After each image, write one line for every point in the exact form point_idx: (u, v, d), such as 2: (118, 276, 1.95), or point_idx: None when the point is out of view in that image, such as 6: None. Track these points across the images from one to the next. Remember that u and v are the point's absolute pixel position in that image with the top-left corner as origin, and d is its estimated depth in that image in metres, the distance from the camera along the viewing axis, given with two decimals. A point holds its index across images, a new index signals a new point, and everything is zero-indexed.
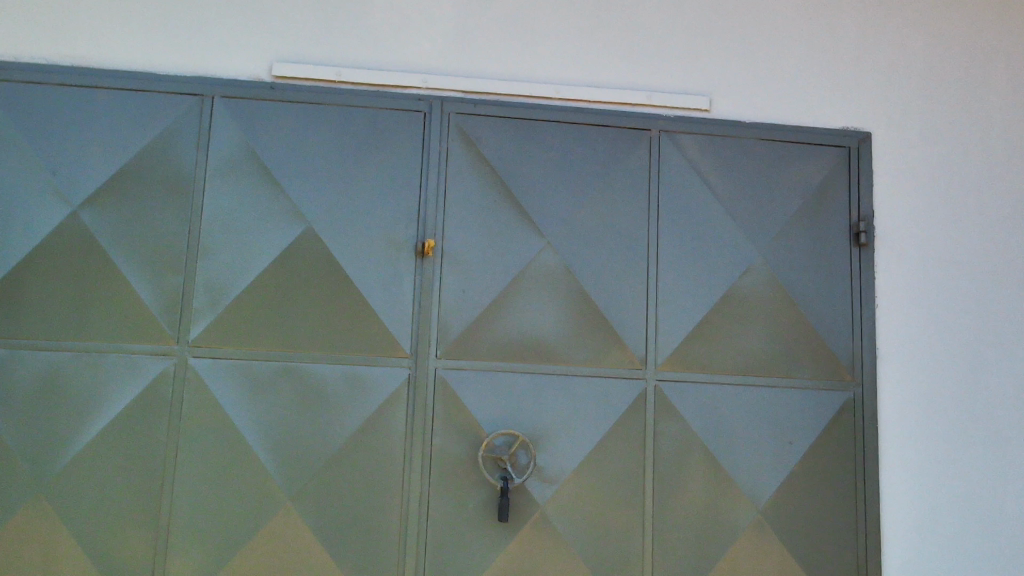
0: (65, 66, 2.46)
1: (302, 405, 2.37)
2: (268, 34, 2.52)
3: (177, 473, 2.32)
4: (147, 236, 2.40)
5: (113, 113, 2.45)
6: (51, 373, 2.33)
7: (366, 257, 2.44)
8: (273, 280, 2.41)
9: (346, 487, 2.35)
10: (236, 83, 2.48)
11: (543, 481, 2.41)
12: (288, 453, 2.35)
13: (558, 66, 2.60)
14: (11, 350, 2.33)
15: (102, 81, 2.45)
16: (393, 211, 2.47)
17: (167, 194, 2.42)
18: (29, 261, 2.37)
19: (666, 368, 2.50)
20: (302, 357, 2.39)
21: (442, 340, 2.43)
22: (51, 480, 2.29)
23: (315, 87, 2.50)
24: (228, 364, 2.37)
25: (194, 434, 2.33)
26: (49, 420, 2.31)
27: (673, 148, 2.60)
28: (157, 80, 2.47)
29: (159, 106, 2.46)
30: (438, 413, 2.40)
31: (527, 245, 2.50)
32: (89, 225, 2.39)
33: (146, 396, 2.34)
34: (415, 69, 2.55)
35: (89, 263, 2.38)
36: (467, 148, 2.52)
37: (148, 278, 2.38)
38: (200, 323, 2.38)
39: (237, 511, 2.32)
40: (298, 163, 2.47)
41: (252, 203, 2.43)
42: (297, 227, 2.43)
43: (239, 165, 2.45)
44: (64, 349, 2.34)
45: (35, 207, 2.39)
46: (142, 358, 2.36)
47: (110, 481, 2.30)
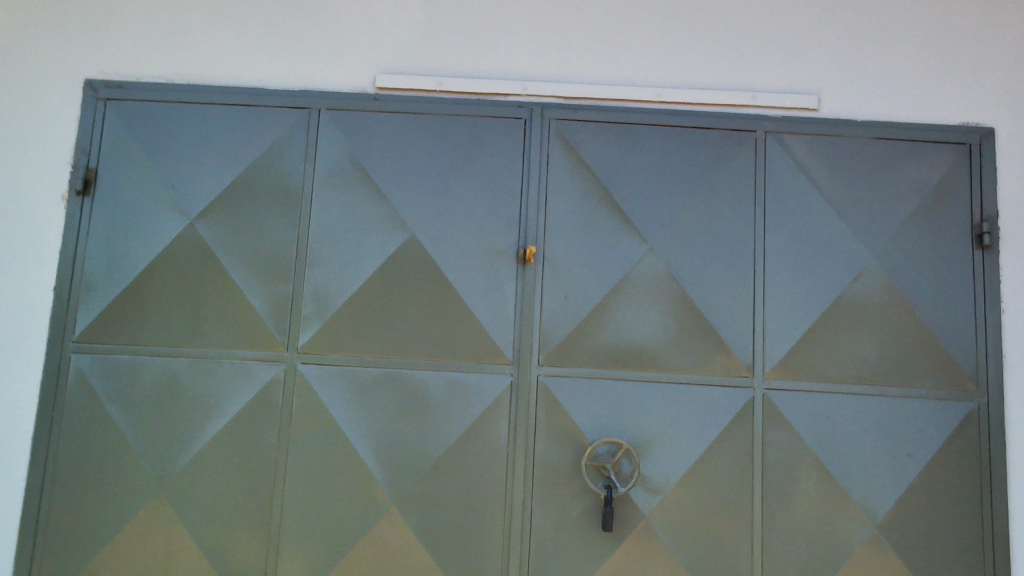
0: (181, 85, 2.56)
1: (406, 411, 2.40)
2: (371, 47, 2.57)
3: (287, 476, 2.37)
4: (258, 246, 2.47)
5: (227, 128, 2.54)
6: (170, 379, 2.42)
7: (468, 264, 2.45)
8: (378, 288, 2.45)
9: (450, 493, 2.36)
10: (341, 96, 2.54)
11: (647, 490, 2.37)
12: (393, 459, 2.38)
13: (659, 68, 2.56)
14: (133, 357, 2.43)
15: (216, 98, 2.55)
16: (494, 218, 2.47)
17: (277, 205, 2.49)
18: (150, 272, 2.47)
19: (774, 376, 2.42)
20: (406, 364, 2.42)
21: (544, 346, 2.42)
22: (170, 482, 2.38)
23: (418, 97, 2.54)
24: (335, 371, 2.42)
25: (303, 438, 2.39)
26: (169, 424, 2.40)
27: (779, 149, 2.52)
28: (267, 96, 2.54)
29: (269, 121, 2.54)
30: (540, 420, 2.39)
31: (629, 251, 2.46)
32: (205, 236, 2.48)
33: (259, 401, 2.41)
34: (516, 77, 2.55)
35: (205, 273, 2.47)
36: (567, 154, 2.51)
37: (260, 286, 2.46)
38: (309, 330, 2.43)
39: (345, 514, 2.36)
40: (400, 173, 2.50)
41: (357, 212, 2.48)
42: (400, 235, 2.47)
43: (345, 175, 2.50)
44: (182, 356, 2.43)
45: (155, 220, 2.49)
46: (254, 364, 2.42)
47: (225, 483, 2.37)
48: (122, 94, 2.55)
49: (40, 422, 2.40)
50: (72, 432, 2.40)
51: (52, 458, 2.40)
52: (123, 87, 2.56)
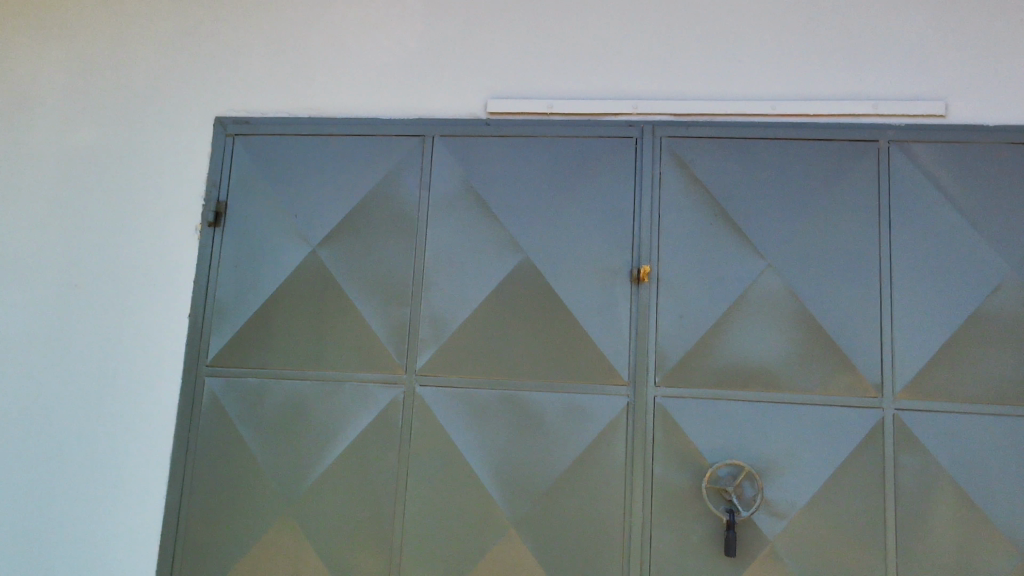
0: (303, 118, 2.67)
1: (522, 433, 2.41)
2: (482, 73, 2.61)
3: (408, 496, 2.41)
4: (377, 271, 2.54)
5: (345, 158, 2.63)
6: (297, 401, 2.51)
7: (581, 285, 2.45)
8: (492, 310, 2.48)
9: (567, 516, 2.35)
10: (454, 122, 2.59)
11: (771, 514, 2.30)
12: (511, 479, 2.38)
13: (773, 81, 2.51)
14: (261, 379, 2.53)
15: (335, 129, 2.65)
16: (606, 238, 2.46)
17: (393, 231, 2.56)
18: (275, 297, 2.57)
19: (905, 396, 2.30)
20: (521, 385, 2.43)
21: (661, 366, 2.38)
22: (297, 500, 2.46)
23: (528, 120, 2.57)
24: (451, 392, 2.45)
25: (422, 459, 2.43)
26: (296, 444, 2.48)
27: (904, 159, 2.42)
28: (383, 125, 2.62)
29: (385, 149, 2.61)
30: (658, 442, 2.35)
31: (746, 268, 2.41)
32: (326, 262, 2.57)
33: (379, 422, 2.46)
34: (626, 96, 2.54)
35: (327, 298, 2.55)
36: (680, 171, 2.48)
37: (378, 310, 2.52)
38: (426, 353, 2.48)
39: (464, 534, 2.38)
40: (512, 196, 2.53)
41: (471, 235, 2.52)
42: (513, 257, 2.49)
43: (458, 199, 2.55)
44: (307, 379, 2.52)
45: (280, 248, 2.60)
46: (374, 386, 2.48)
47: (348, 502, 2.44)
48: (248, 129, 2.68)
49: (177, 441, 2.52)
50: (207, 452, 2.51)
51: (188, 477, 2.51)
52: (249, 122, 2.68)
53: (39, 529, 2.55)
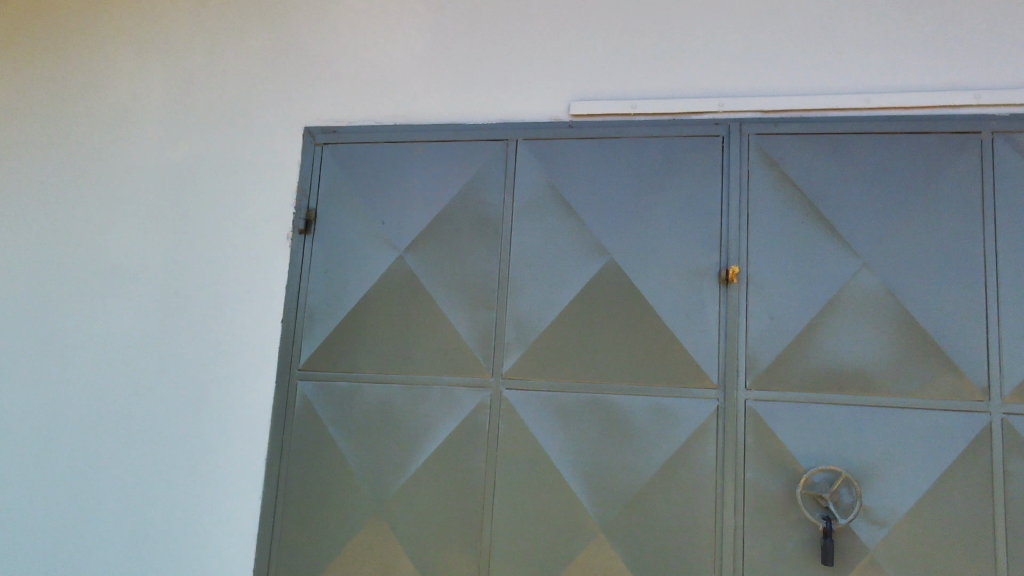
0: (388, 126, 2.71)
1: (610, 436, 2.38)
2: (564, 76, 2.61)
3: (495, 499, 2.42)
4: (463, 276, 2.56)
5: (430, 164, 2.66)
6: (386, 404, 2.55)
7: (668, 287, 2.41)
8: (578, 313, 2.46)
9: (658, 521, 2.31)
10: (537, 126, 2.60)
11: (871, 523, 2.21)
12: (599, 484, 2.37)
13: (865, 74, 2.42)
14: (352, 383, 2.58)
15: (420, 137, 2.68)
16: (693, 238, 2.42)
17: (478, 235, 2.57)
18: (364, 302, 2.62)
19: (1015, 400, 2.19)
20: (608, 389, 2.41)
21: (751, 369, 2.33)
22: (387, 502, 2.49)
23: (612, 121, 2.55)
24: (538, 396, 2.45)
25: (510, 462, 2.43)
26: (385, 447, 2.52)
27: (1008, 151, 2.30)
28: (466, 130, 2.65)
29: (469, 154, 2.63)
30: (750, 446, 2.30)
31: (839, 268, 2.33)
32: (413, 267, 2.60)
33: (467, 425, 2.48)
34: (712, 94, 2.50)
35: (413, 303, 2.58)
36: (768, 169, 2.42)
37: (464, 314, 2.54)
38: (512, 356, 2.48)
39: (552, 539, 2.37)
40: (596, 198, 2.52)
41: (555, 238, 2.51)
42: (598, 260, 2.47)
43: (542, 202, 2.55)
44: (395, 382, 2.55)
45: (369, 253, 2.64)
46: (461, 390, 2.50)
47: (436, 505, 2.46)
48: (337, 138, 2.74)
49: (272, 443, 2.59)
50: (301, 454, 2.57)
51: (283, 478, 2.57)
52: (337, 131, 2.75)
53: (141, 528, 2.64)
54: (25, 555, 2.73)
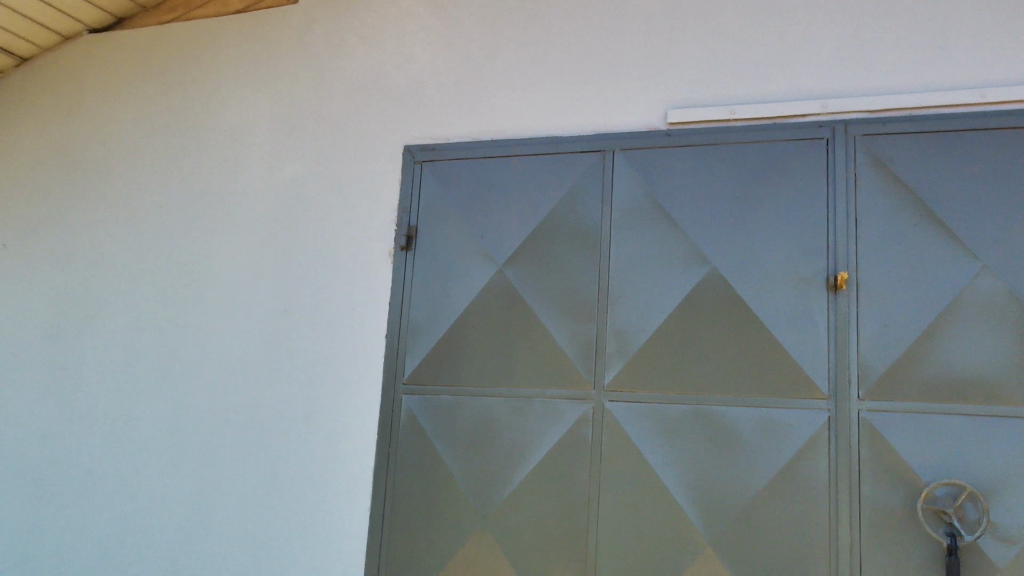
0: (485, 141, 2.74)
1: (717, 449, 2.34)
2: (660, 85, 2.59)
3: (601, 513, 2.40)
4: (562, 288, 2.56)
5: (527, 177, 2.67)
6: (489, 417, 2.56)
7: (773, 295, 2.35)
8: (680, 324, 2.43)
9: (768, 536, 2.25)
10: (634, 136, 2.58)
11: (1000, 540, 2.09)
12: (706, 498, 2.32)
13: (980, 67, 2.31)
14: (455, 397, 2.61)
15: (517, 151, 2.70)
16: (799, 245, 2.36)
17: (577, 247, 2.57)
18: (465, 316, 2.65)
19: None
20: (713, 400, 2.36)
21: (864, 379, 2.25)
22: (493, 515, 2.50)
23: (710, 128, 2.51)
24: (641, 408, 2.43)
25: (614, 475, 2.41)
26: (489, 460, 2.54)
27: None
28: (563, 143, 2.65)
29: (565, 166, 2.63)
30: (865, 459, 2.21)
31: (957, 271, 2.22)
32: (513, 281, 2.62)
33: (570, 438, 2.47)
34: (814, 96, 2.43)
35: (514, 316, 2.60)
36: (877, 170, 2.33)
37: (565, 327, 2.54)
38: (614, 368, 2.47)
39: (659, 553, 2.33)
40: (696, 206, 2.48)
41: (655, 248, 2.49)
42: (700, 269, 2.43)
43: (641, 212, 2.52)
44: (498, 396, 2.57)
45: (469, 268, 2.68)
46: (563, 403, 2.50)
47: (541, 518, 2.45)
48: (435, 155, 2.78)
49: (379, 456, 2.64)
50: (407, 466, 2.61)
51: (390, 491, 2.62)
52: (435, 148, 2.79)
53: (256, 539, 2.73)
54: (148, 564, 2.85)
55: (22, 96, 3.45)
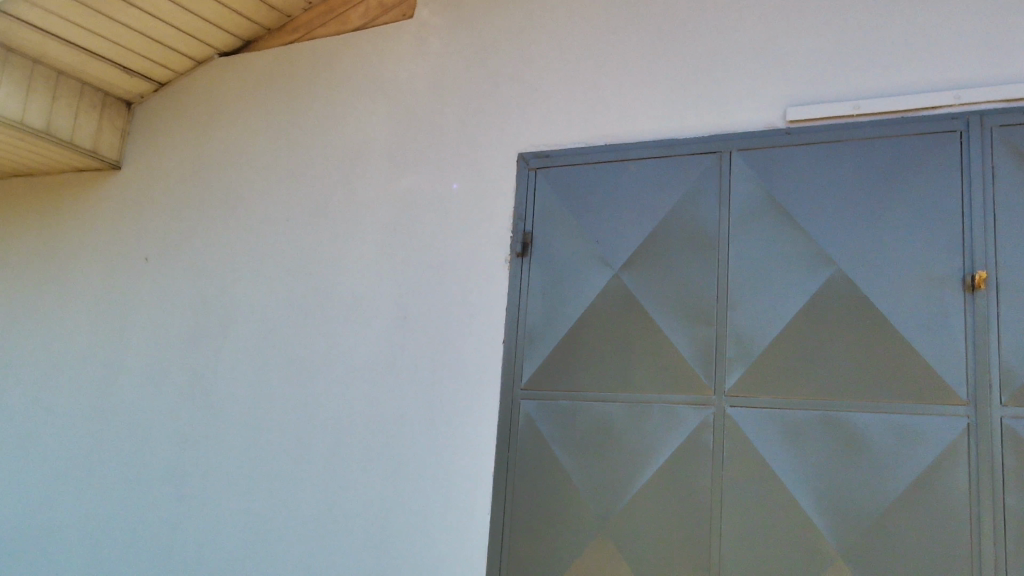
0: (599, 146, 2.74)
1: (846, 456, 2.26)
2: (779, 82, 2.53)
3: (723, 521, 2.35)
4: (680, 292, 2.53)
5: (641, 181, 2.66)
6: (607, 422, 2.56)
7: (904, 296, 2.26)
8: (804, 327, 2.36)
9: (903, 549, 2.15)
10: (751, 135, 2.53)
11: None
12: (835, 507, 2.24)
13: None
14: (573, 402, 2.62)
15: (631, 154, 2.68)
16: (931, 243, 2.25)
17: (694, 250, 2.53)
18: (581, 322, 2.65)
19: None
20: (841, 406, 2.28)
21: (1007, 384, 2.13)
22: (612, 520, 2.49)
23: (833, 124, 2.43)
24: (765, 414, 2.37)
25: (737, 482, 2.36)
26: (609, 465, 2.53)
27: None
28: (678, 145, 2.62)
29: (681, 169, 2.60)
30: (1009, 469, 2.10)
31: None
32: (629, 285, 2.61)
33: (690, 444, 2.44)
34: (946, 87, 2.32)
35: (631, 321, 2.58)
36: (1017, 163, 2.21)
37: (684, 331, 2.50)
38: (735, 373, 2.42)
39: (785, 563, 2.27)
40: (819, 206, 2.40)
41: (776, 250, 2.43)
42: (824, 271, 2.36)
43: (761, 213, 2.47)
44: (615, 401, 2.56)
45: (585, 273, 2.68)
46: (684, 408, 2.47)
47: (662, 525, 2.43)
48: (549, 162, 2.80)
49: (498, 462, 2.68)
50: (526, 472, 2.63)
51: (509, 494, 2.64)
52: (549, 155, 2.81)
53: (380, 539, 2.81)
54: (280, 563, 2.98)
55: (159, 118, 3.67)
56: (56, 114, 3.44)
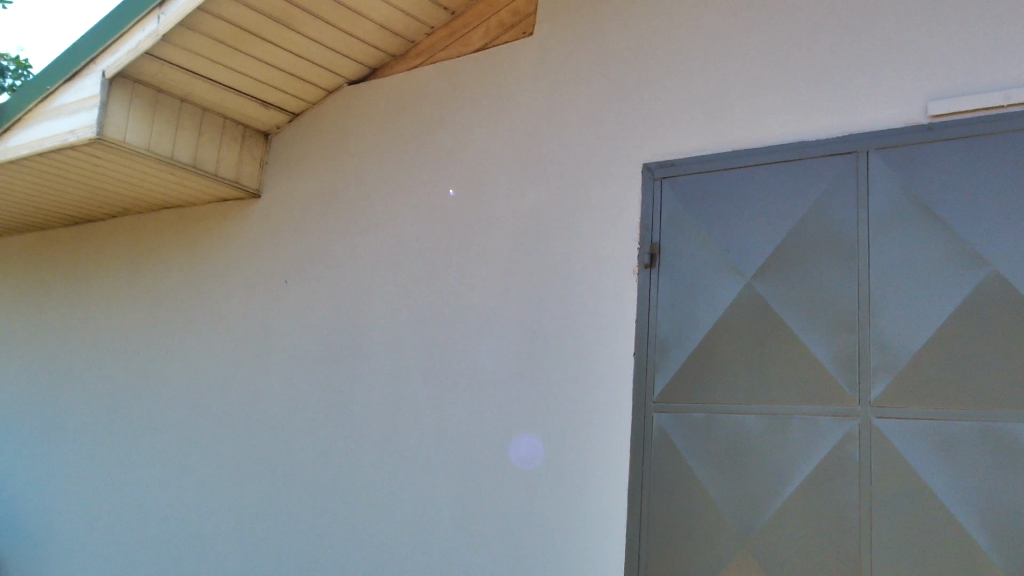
0: (726, 152, 2.68)
1: (1009, 469, 2.11)
2: (919, 76, 2.41)
3: (874, 538, 2.24)
4: (818, 299, 2.44)
5: (772, 186, 2.58)
6: (744, 435, 2.49)
7: None
8: (956, 333, 2.22)
9: None
10: (891, 133, 2.41)
11: None
12: (999, 524, 2.09)
13: None
14: (708, 415, 2.56)
15: (760, 159, 2.61)
16: None
17: (832, 255, 2.44)
18: (714, 332, 2.60)
19: None
20: (1002, 416, 2.13)
21: None
22: (753, 536, 2.41)
23: (980, 116, 2.29)
24: (916, 424, 2.25)
25: (887, 497, 2.24)
26: (748, 478, 2.45)
27: None
28: (810, 147, 2.53)
29: (814, 171, 2.51)
30: None
31: None
32: (763, 293, 2.53)
33: (835, 457, 2.34)
34: None
35: (766, 330, 2.51)
36: None
37: (823, 340, 2.41)
38: (881, 382, 2.31)
39: None
40: (968, 204, 2.27)
41: (921, 252, 2.30)
42: (976, 272, 2.22)
43: (903, 214, 2.35)
44: (753, 413, 2.48)
45: (716, 283, 2.62)
46: (826, 420, 2.37)
47: (807, 541, 2.34)
48: (675, 171, 2.77)
49: (632, 475, 2.65)
50: (661, 487, 2.59)
51: (645, 508, 2.61)
52: (675, 164, 2.77)
53: (516, 551, 2.83)
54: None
55: (295, 147, 3.85)
56: (202, 149, 3.65)
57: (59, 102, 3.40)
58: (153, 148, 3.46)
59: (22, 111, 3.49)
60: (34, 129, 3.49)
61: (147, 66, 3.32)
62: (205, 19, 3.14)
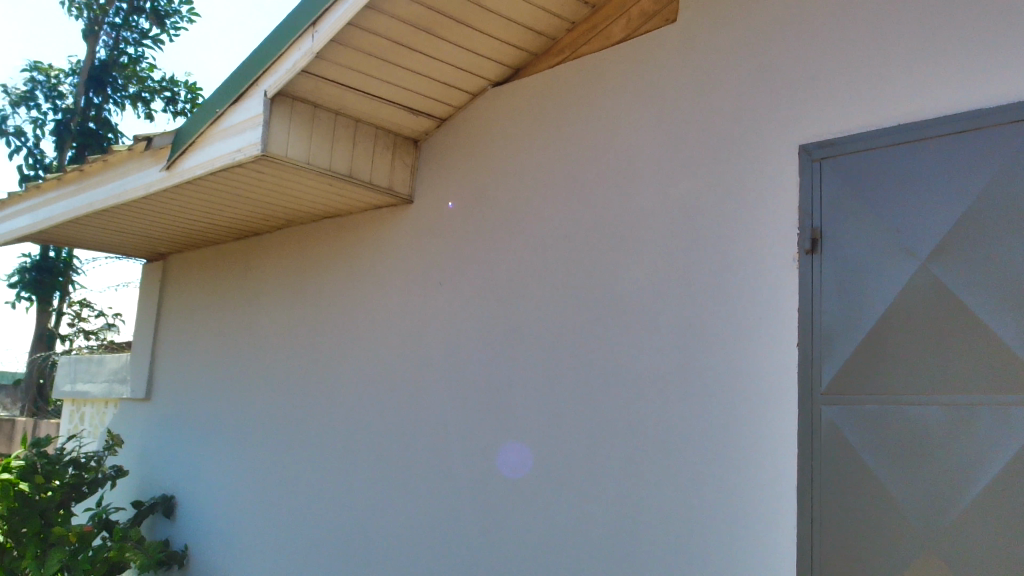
0: (891, 127, 2.52)
1: None
2: None
3: None
4: (1004, 280, 2.24)
5: (944, 159, 2.39)
6: (924, 427, 2.32)
7: None
8: None
9: None
10: None
11: None
12: None
13: None
14: (882, 406, 2.41)
15: (930, 131, 2.43)
16: None
17: (1018, 231, 2.23)
18: (885, 319, 2.44)
19: None
20: None
21: None
22: (938, 535, 2.25)
23: None
24: None
25: None
26: (930, 474, 2.29)
27: None
28: (986, 114, 2.33)
29: (993, 140, 2.31)
30: None
31: None
32: (939, 276, 2.36)
33: None
34: None
35: (945, 315, 2.33)
36: None
37: (1012, 323, 2.21)
38: None
39: None
40: None
41: None
42: None
43: None
44: (933, 404, 2.32)
45: (884, 266, 2.47)
46: (1018, 410, 2.18)
47: (1000, 540, 2.15)
48: (835, 150, 2.63)
49: (801, 471, 2.53)
50: (833, 483, 2.46)
51: (816, 504, 2.49)
52: (834, 143, 2.63)
53: (680, 547, 2.79)
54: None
55: (444, 152, 3.94)
56: (357, 159, 3.80)
57: (228, 123, 3.62)
58: (313, 161, 3.62)
59: (196, 134, 3.74)
60: (206, 150, 3.73)
61: (305, 83, 3.48)
62: (355, 33, 3.26)
